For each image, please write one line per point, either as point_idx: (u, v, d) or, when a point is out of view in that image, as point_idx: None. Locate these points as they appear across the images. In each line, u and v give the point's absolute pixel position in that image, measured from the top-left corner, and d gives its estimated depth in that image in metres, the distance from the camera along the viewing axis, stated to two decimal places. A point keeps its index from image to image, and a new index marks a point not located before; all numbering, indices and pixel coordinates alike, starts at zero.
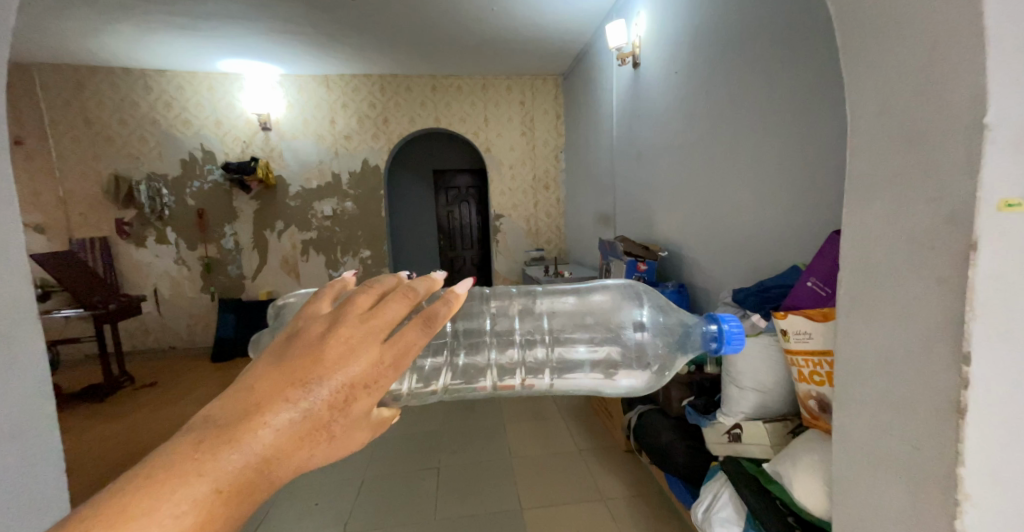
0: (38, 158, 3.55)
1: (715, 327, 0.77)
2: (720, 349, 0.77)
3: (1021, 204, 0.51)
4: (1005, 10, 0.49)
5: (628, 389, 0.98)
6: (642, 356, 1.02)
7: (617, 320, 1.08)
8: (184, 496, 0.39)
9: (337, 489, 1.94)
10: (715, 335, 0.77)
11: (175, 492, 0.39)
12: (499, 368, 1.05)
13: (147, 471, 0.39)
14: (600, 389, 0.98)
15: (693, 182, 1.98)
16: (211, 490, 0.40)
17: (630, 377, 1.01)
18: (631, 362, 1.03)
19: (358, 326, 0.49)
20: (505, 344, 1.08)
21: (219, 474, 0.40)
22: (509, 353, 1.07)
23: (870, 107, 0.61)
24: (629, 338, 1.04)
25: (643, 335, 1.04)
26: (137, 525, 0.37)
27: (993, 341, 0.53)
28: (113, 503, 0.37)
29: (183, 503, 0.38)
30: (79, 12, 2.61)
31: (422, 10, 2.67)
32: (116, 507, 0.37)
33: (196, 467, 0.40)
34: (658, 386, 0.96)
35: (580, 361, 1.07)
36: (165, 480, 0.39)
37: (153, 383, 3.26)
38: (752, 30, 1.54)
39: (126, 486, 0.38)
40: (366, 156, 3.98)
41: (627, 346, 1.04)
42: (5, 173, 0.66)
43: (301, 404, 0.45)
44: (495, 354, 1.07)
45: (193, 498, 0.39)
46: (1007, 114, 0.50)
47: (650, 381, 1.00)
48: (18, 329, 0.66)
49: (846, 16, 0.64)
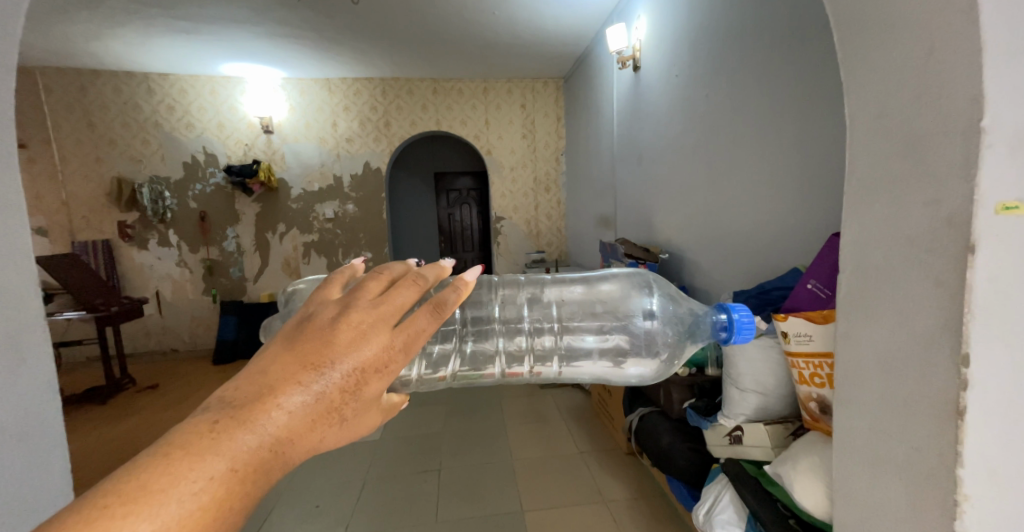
0: (42, 161, 3.57)
1: (725, 316, 0.78)
2: (729, 338, 0.77)
3: (1018, 207, 0.51)
4: (1001, 17, 0.50)
5: (635, 377, 1.00)
6: (651, 344, 1.02)
7: (626, 309, 1.08)
8: (200, 474, 0.40)
9: (337, 491, 1.94)
10: (725, 324, 0.78)
11: (192, 470, 0.40)
12: (507, 355, 1.05)
13: (166, 449, 0.41)
14: (608, 377, 0.99)
15: (692, 184, 1.98)
16: (227, 469, 0.41)
17: (638, 366, 1.02)
18: (640, 349, 1.04)
19: (368, 312, 0.50)
20: (513, 332, 1.09)
21: (234, 454, 0.42)
22: (518, 341, 1.07)
23: (868, 111, 0.62)
24: (638, 327, 1.04)
25: (653, 323, 1.04)
26: (156, 500, 0.38)
27: (992, 342, 0.53)
28: (134, 479, 0.39)
29: (199, 481, 0.40)
30: (83, 17, 2.63)
31: (422, 13, 2.69)
32: (136, 484, 0.38)
33: (212, 446, 0.41)
34: (666, 374, 0.98)
35: (588, 350, 1.08)
36: (183, 458, 0.40)
37: (154, 385, 3.27)
38: (752, 34, 1.55)
39: (146, 464, 0.40)
40: (367, 158, 3.99)
41: (636, 334, 1.04)
42: (13, 176, 0.67)
43: (313, 387, 0.46)
44: (504, 342, 1.08)
45: (209, 476, 0.40)
46: (1003, 119, 0.50)
47: (657, 370, 1.01)
48: (26, 332, 0.67)
49: (845, 21, 0.65)
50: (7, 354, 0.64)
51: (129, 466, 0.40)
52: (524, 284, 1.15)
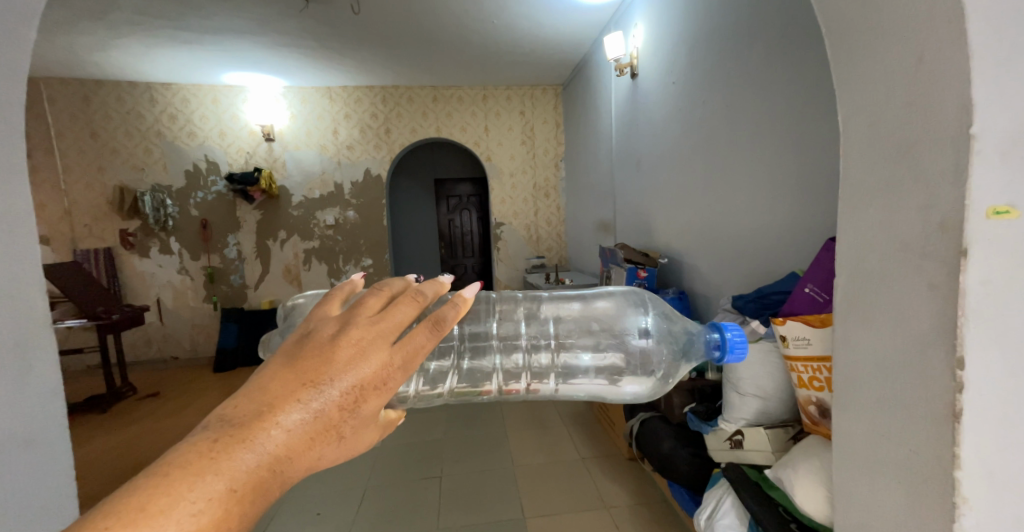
0: (44, 170, 3.58)
1: (717, 335, 0.79)
2: (723, 357, 0.78)
3: (1010, 212, 0.52)
4: (988, 23, 0.51)
5: (630, 396, 1.00)
6: (646, 363, 1.03)
7: (622, 327, 1.08)
8: (199, 494, 0.41)
9: (338, 499, 1.94)
10: (718, 343, 0.79)
11: (191, 490, 0.41)
12: (504, 372, 1.06)
13: (166, 470, 0.42)
14: (604, 396, 0.99)
15: (691, 191, 1.99)
16: (226, 488, 0.42)
17: (634, 384, 1.02)
18: (636, 368, 1.04)
19: (368, 329, 0.51)
20: (510, 348, 1.10)
21: (233, 473, 0.42)
22: (514, 358, 1.08)
23: (860, 120, 0.63)
24: (633, 345, 1.05)
25: (648, 342, 1.04)
26: (156, 521, 0.39)
27: (988, 344, 0.54)
28: (134, 500, 0.39)
29: (199, 501, 0.41)
30: (89, 28, 2.67)
31: (422, 23, 2.72)
32: (135, 505, 0.39)
33: (211, 466, 0.42)
34: (661, 393, 0.97)
35: (585, 368, 1.07)
36: (184, 478, 0.41)
37: (156, 393, 3.26)
38: (746, 44, 1.57)
39: (144, 484, 0.41)
40: (367, 166, 4.02)
41: (631, 352, 1.05)
42: (22, 185, 0.68)
43: (312, 405, 0.47)
44: (501, 359, 1.09)
45: (208, 496, 0.41)
46: (993, 124, 0.51)
47: (653, 388, 1.00)
48: (33, 340, 0.68)
49: (836, 33, 0.66)
50: (13, 363, 0.65)
51: (129, 486, 0.40)
52: (520, 300, 1.17)
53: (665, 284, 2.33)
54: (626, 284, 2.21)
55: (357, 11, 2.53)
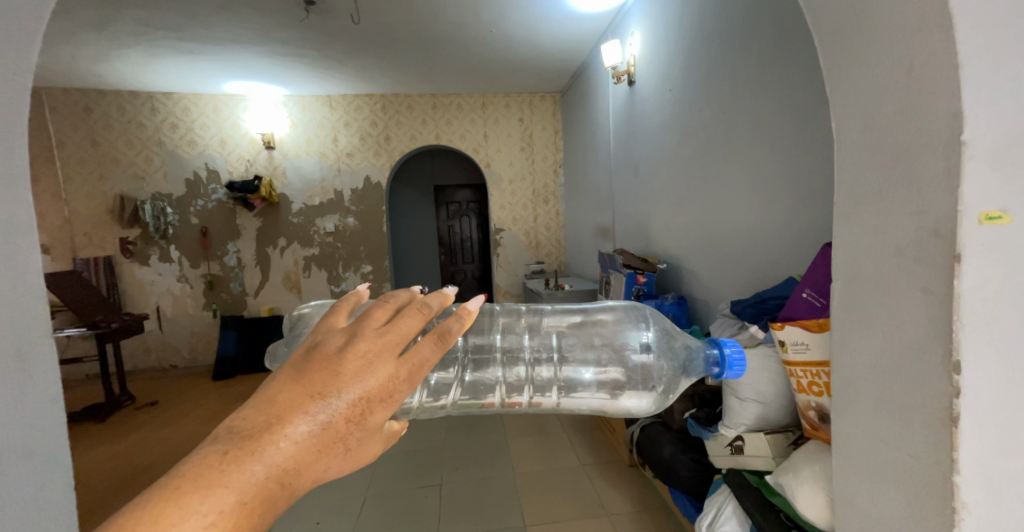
0: (46, 180, 3.59)
1: (716, 351, 0.79)
2: (722, 373, 0.78)
3: (1001, 217, 0.53)
4: (975, 32, 0.51)
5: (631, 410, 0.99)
6: (647, 378, 1.02)
7: (622, 342, 1.07)
8: (211, 505, 0.42)
9: (338, 508, 1.93)
10: (717, 359, 0.79)
11: (203, 503, 0.41)
12: (506, 385, 1.07)
13: (177, 482, 0.42)
14: (604, 409, 0.99)
15: (688, 199, 2.00)
16: (236, 501, 0.43)
17: (635, 399, 1.02)
18: (637, 383, 1.03)
19: (373, 342, 0.51)
20: (513, 361, 1.10)
21: (243, 486, 0.43)
22: (516, 371, 1.09)
23: (854, 128, 0.64)
24: (633, 360, 1.04)
25: (648, 357, 1.03)
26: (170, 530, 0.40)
27: (979, 348, 0.54)
28: (147, 512, 0.40)
29: (210, 514, 0.41)
30: (89, 39, 2.70)
31: (421, 31, 2.74)
32: (149, 517, 0.40)
33: (222, 479, 0.43)
34: (662, 408, 0.97)
35: (586, 382, 1.07)
36: (194, 490, 0.42)
37: (154, 401, 3.25)
38: (742, 51, 1.58)
39: (157, 496, 0.41)
40: (367, 172, 4.04)
41: (632, 368, 1.04)
42: None
43: (318, 417, 0.47)
44: (502, 371, 1.10)
45: (220, 508, 0.42)
46: (982, 132, 0.52)
47: (654, 403, 1.00)
48: None
49: (829, 41, 0.67)
50: None
51: (143, 498, 0.41)
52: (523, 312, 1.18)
53: (664, 288, 2.33)
54: (626, 290, 2.21)
55: (357, 20, 2.56)
